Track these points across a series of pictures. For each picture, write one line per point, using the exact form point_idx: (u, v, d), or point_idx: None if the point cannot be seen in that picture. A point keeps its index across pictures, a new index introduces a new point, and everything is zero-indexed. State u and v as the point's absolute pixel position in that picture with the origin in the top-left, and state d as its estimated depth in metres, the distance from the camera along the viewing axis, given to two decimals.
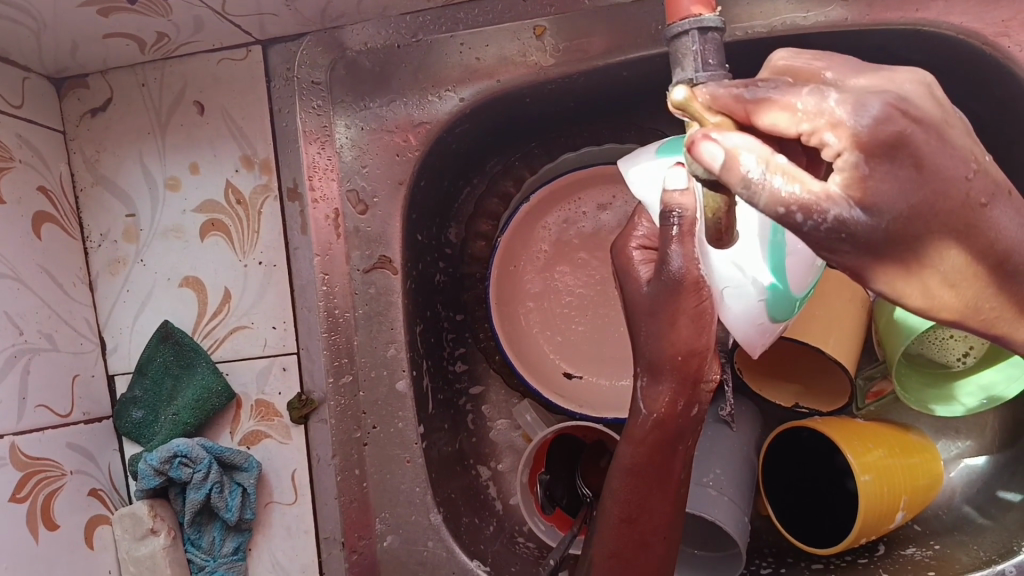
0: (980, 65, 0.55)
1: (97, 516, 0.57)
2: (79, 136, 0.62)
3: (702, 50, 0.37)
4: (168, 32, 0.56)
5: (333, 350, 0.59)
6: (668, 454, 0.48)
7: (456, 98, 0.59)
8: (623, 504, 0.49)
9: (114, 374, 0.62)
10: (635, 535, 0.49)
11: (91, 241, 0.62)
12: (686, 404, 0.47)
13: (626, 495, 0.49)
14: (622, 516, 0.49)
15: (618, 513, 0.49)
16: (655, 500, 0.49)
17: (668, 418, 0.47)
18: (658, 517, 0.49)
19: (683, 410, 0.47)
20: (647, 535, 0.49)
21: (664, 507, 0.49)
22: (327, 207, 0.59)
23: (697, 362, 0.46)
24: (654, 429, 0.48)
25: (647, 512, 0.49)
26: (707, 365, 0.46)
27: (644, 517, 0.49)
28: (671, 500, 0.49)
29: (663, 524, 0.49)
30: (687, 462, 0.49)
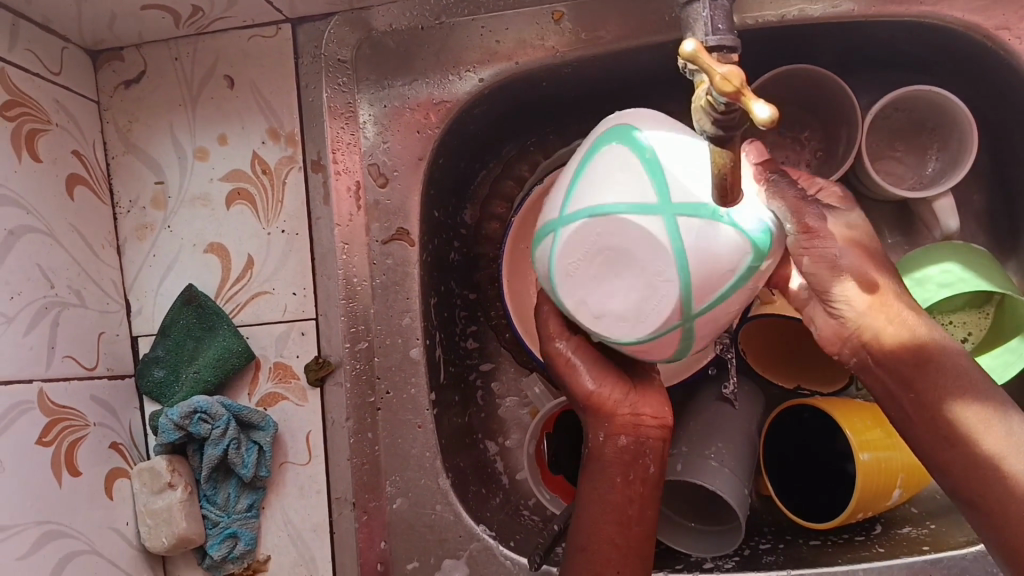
0: (981, 58, 0.58)
1: (116, 469, 0.59)
2: (113, 107, 0.65)
3: (711, 14, 0.40)
4: (203, 6, 0.59)
5: (350, 317, 0.61)
6: (606, 485, 0.53)
7: (477, 78, 0.61)
8: (582, 534, 0.53)
9: (138, 336, 0.64)
10: (594, 562, 0.51)
11: (120, 207, 0.64)
12: (607, 435, 0.54)
13: (581, 526, 0.53)
14: (579, 545, 0.53)
15: (576, 542, 0.53)
16: (603, 528, 0.52)
17: (603, 453, 0.53)
18: (611, 538, 0.52)
19: (607, 441, 0.54)
20: (601, 565, 0.51)
21: (610, 528, 0.52)
22: (349, 179, 0.61)
23: (607, 402, 0.53)
24: (596, 468, 0.54)
25: (597, 539, 0.52)
26: (616, 404, 0.53)
27: (595, 545, 0.52)
28: (620, 526, 0.52)
29: (616, 553, 0.52)
30: (634, 494, 0.53)
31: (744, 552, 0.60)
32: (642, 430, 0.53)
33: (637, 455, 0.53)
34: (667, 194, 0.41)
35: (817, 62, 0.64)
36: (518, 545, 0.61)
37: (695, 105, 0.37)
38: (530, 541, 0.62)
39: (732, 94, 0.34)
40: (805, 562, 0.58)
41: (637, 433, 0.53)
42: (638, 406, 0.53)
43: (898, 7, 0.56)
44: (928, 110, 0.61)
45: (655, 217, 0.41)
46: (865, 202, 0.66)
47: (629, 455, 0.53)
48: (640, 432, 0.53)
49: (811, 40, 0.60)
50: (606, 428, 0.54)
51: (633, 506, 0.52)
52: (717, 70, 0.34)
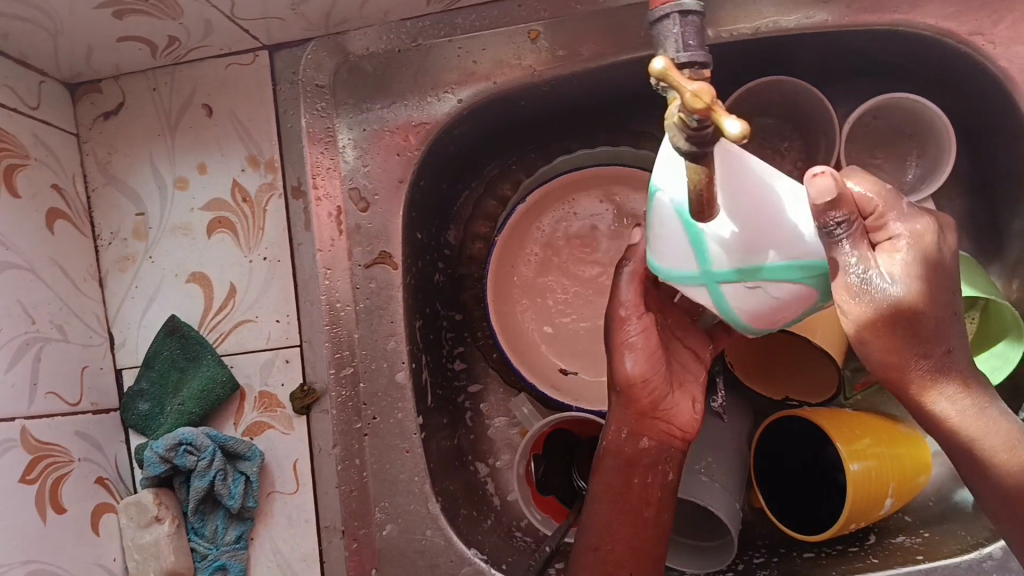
0: (956, 64, 0.58)
1: (102, 505, 0.59)
2: (91, 139, 0.64)
3: (682, 30, 0.39)
4: (180, 36, 0.59)
5: (334, 343, 0.61)
6: (622, 485, 0.54)
7: (455, 100, 0.61)
8: (594, 533, 0.55)
9: (122, 368, 0.63)
10: (602, 564, 0.54)
11: (101, 239, 0.64)
12: (630, 432, 0.54)
13: (594, 525, 0.55)
14: (592, 544, 0.55)
15: (587, 541, 0.55)
16: (616, 530, 0.54)
17: (624, 453, 0.54)
18: (623, 541, 0.54)
19: (630, 440, 0.54)
20: (612, 566, 0.54)
21: (622, 530, 0.54)
22: (331, 205, 0.61)
23: (642, 395, 0.53)
24: (615, 468, 0.55)
25: (610, 540, 0.54)
26: (653, 399, 0.53)
27: (608, 545, 0.54)
28: (632, 528, 0.54)
29: (628, 555, 0.54)
30: (650, 498, 0.54)
31: (738, 568, 0.60)
32: (668, 440, 0.54)
33: (658, 461, 0.54)
34: (707, 268, 0.40)
35: (795, 73, 0.64)
36: (511, 567, 0.61)
37: (668, 122, 0.37)
38: (523, 564, 0.61)
39: (703, 111, 0.34)
40: None
41: (665, 439, 0.54)
42: (670, 414, 0.54)
43: (872, 16, 0.56)
44: (909, 117, 0.62)
45: (700, 287, 0.41)
46: None
47: (651, 459, 0.54)
48: (662, 438, 0.54)
49: (788, 50, 0.60)
50: (637, 428, 0.54)
51: (649, 509, 0.54)
52: (687, 87, 0.34)
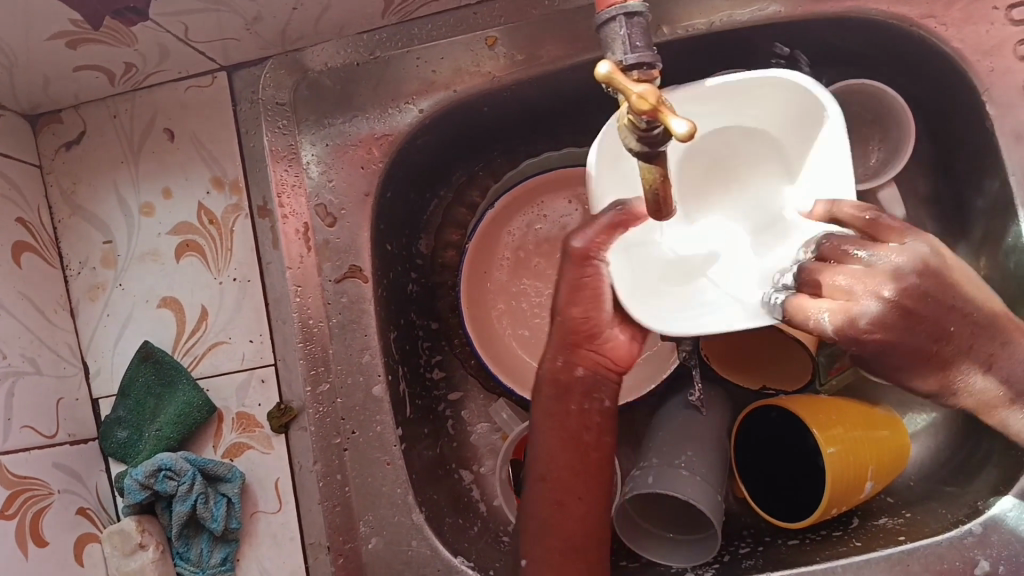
0: (912, 48, 0.58)
1: (85, 535, 0.59)
2: (55, 170, 0.64)
3: (630, 32, 0.40)
4: (136, 62, 0.58)
5: (309, 359, 0.60)
6: (562, 413, 0.55)
7: (416, 110, 0.61)
8: (541, 462, 0.55)
9: (98, 397, 0.63)
10: (552, 493, 0.55)
11: (70, 269, 0.64)
12: (568, 362, 0.55)
13: (540, 454, 0.56)
14: (541, 473, 0.55)
15: (534, 470, 0.56)
16: (561, 455, 0.55)
17: (562, 384, 0.55)
18: (570, 467, 0.55)
19: (569, 370, 0.55)
20: (562, 492, 0.55)
21: (567, 457, 0.55)
22: (297, 221, 0.61)
23: (585, 329, 0.54)
24: (556, 400, 0.55)
25: (557, 467, 0.55)
26: (593, 331, 0.54)
27: (557, 471, 0.55)
28: (576, 450, 0.55)
29: (574, 479, 0.55)
30: (590, 423, 0.56)
31: (724, 559, 0.60)
32: (602, 370, 0.55)
33: (594, 389, 0.55)
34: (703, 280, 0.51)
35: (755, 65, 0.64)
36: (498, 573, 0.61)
37: (619, 124, 0.38)
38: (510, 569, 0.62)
39: (649, 112, 0.34)
40: (786, 563, 0.57)
41: (599, 370, 0.55)
42: (614, 347, 0.54)
43: (824, 5, 0.57)
44: (872, 101, 0.62)
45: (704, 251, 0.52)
46: None
47: (587, 388, 0.55)
48: (598, 368, 0.55)
49: (744, 43, 0.60)
50: (577, 358, 0.55)
51: (590, 432, 0.56)
52: (633, 90, 0.35)
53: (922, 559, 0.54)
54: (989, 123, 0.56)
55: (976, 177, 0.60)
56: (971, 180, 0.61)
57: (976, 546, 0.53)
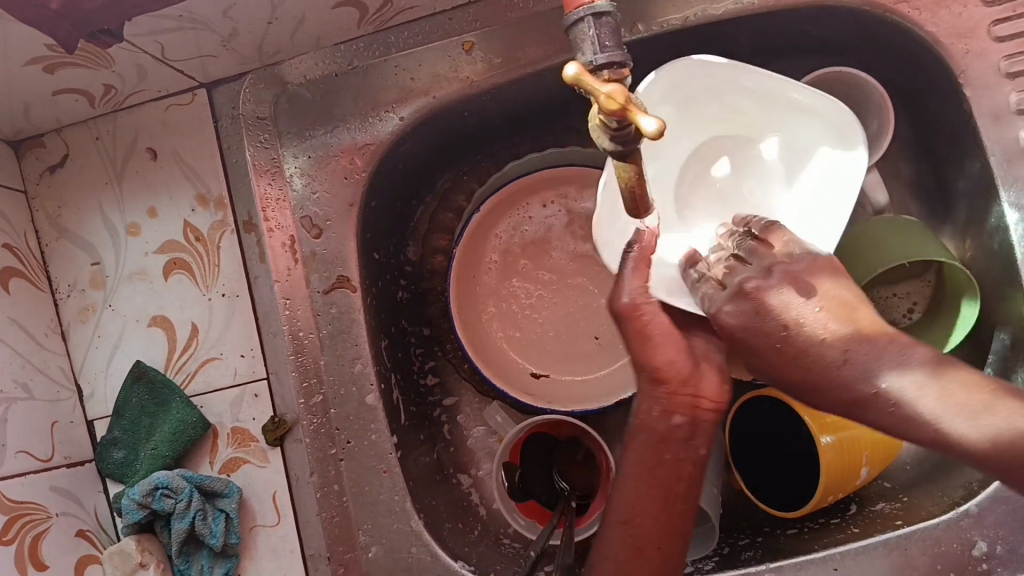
0: (887, 34, 0.58)
1: (85, 557, 0.59)
2: (40, 194, 0.65)
3: (598, 33, 0.40)
4: (115, 83, 0.59)
5: (301, 371, 0.60)
6: (653, 461, 0.48)
7: (396, 118, 0.60)
8: (623, 506, 0.49)
9: (93, 419, 0.63)
10: (631, 540, 0.48)
11: (60, 293, 0.64)
12: (662, 411, 0.47)
13: (625, 499, 0.49)
14: (622, 517, 0.48)
15: (616, 515, 0.49)
16: (645, 502, 0.48)
17: (657, 431, 0.47)
18: (654, 517, 0.48)
19: (662, 418, 0.47)
20: (641, 539, 0.48)
21: (649, 506, 0.48)
22: (283, 234, 0.61)
23: (675, 370, 0.47)
24: (643, 444, 0.48)
25: (642, 513, 0.48)
26: (676, 374, 0.47)
27: (638, 519, 0.48)
28: (660, 500, 0.48)
29: (657, 530, 0.48)
30: (683, 473, 0.48)
31: (723, 552, 0.60)
32: (700, 413, 0.47)
33: (690, 436, 0.47)
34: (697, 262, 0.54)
35: (735, 57, 0.64)
36: None
37: (591, 124, 0.38)
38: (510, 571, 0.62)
39: (617, 112, 0.35)
40: (784, 553, 0.58)
41: (696, 414, 0.47)
42: (699, 382, 0.47)
43: None
44: (849, 88, 0.62)
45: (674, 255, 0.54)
46: None
47: (685, 435, 0.47)
48: (698, 413, 0.47)
49: (721, 36, 0.60)
50: (669, 403, 0.47)
51: (680, 484, 0.48)
52: (601, 91, 0.35)
53: (920, 542, 0.54)
54: (967, 106, 0.56)
55: (957, 158, 0.60)
56: (953, 163, 0.61)
57: (972, 527, 0.53)
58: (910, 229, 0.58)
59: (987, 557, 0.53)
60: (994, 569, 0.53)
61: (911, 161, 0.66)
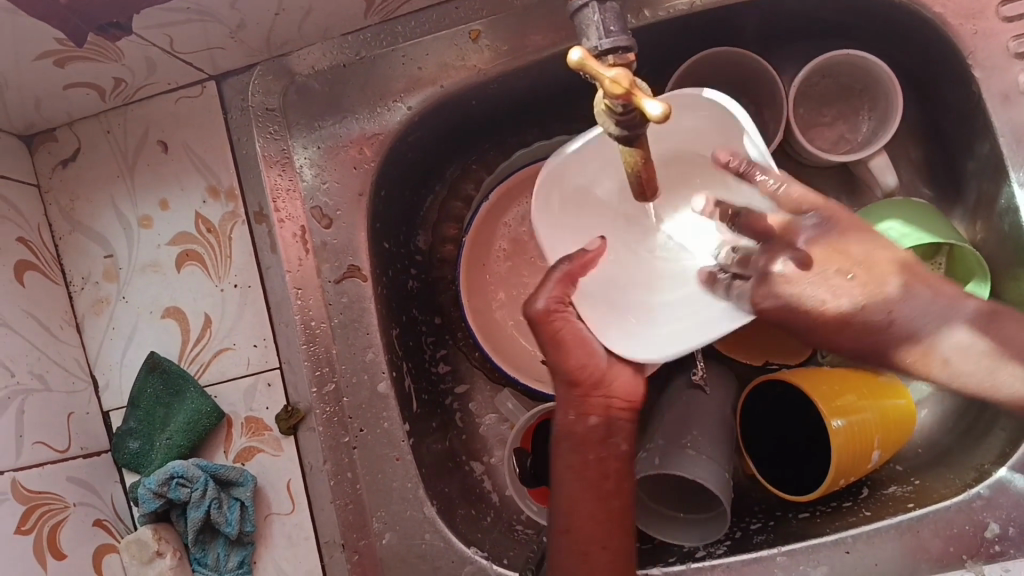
0: (896, 16, 0.58)
1: (103, 546, 0.60)
2: (53, 188, 0.65)
3: (603, 18, 0.40)
4: (125, 77, 0.59)
5: (313, 360, 0.61)
6: (581, 464, 0.54)
7: (405, 108, 0.60)
8: (564, 514, 0.54)
9: (108, 410, 0.64)
10: (577, 544, 0.53)
11: (74, 285, 0.65)
12: (577, 412, 0.54)
13: (563, 502, 0.54)
14: (563, 525, 0.54)
15: (557, 522, 0.54)
16: (582, 506, 0.53)
17: (577, 434, 0.54)
18: (592, 518, 0.53)
19: (577, 420, 0.54)
20: (584, 543, 0.53)
21: (591, 506, 0.53)
22: (293, 225, 0.61)
23: (588, 376, 0.53)
24: (570, 446, 0.54)
25: (579, 517, 0.53)
26: (594, 373, 0.53)
27: (578, 522, 0.53)
28: (601, 502, 0.53)
29: (596, 530, 0.53)
30: (609, 471, 0.54)
31: (735, 536, 0.60)
32: (613, 412, 0.54)
33: (606, 435, 0.54)
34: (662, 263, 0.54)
35: (743, 40, 0.64)
36: (512, 561, 0.61)
37: (597, 109, 0.38)
38: (523, 556, 0.62)
39: (622, 96, 0.35)
40: (796, 536, 0.58)
41: (610, 412, 0.54)
42: (612, 380, 0.54)
43: None
44: (856, 71, 0.62)
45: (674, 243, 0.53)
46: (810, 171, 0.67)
47: (602, 434, 0.54)
48: (608, 412, 0.54)
49: (728, 20, 0.60)
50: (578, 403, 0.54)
51: (610, 482, 0.54)
52: (606, 75, 0.35)
53: (933, 525, 0.54)
54: (976, 87, 0.55)
55: (967, 140, 0.60)
56: (963, 145, 0.61)
57: (984, 508, 0.53)
58: (924, 212, 0.58)
59: (1000, 538, 0.53)
60: (1007, 551, 0.53)
61: (921, 144, 0.65)
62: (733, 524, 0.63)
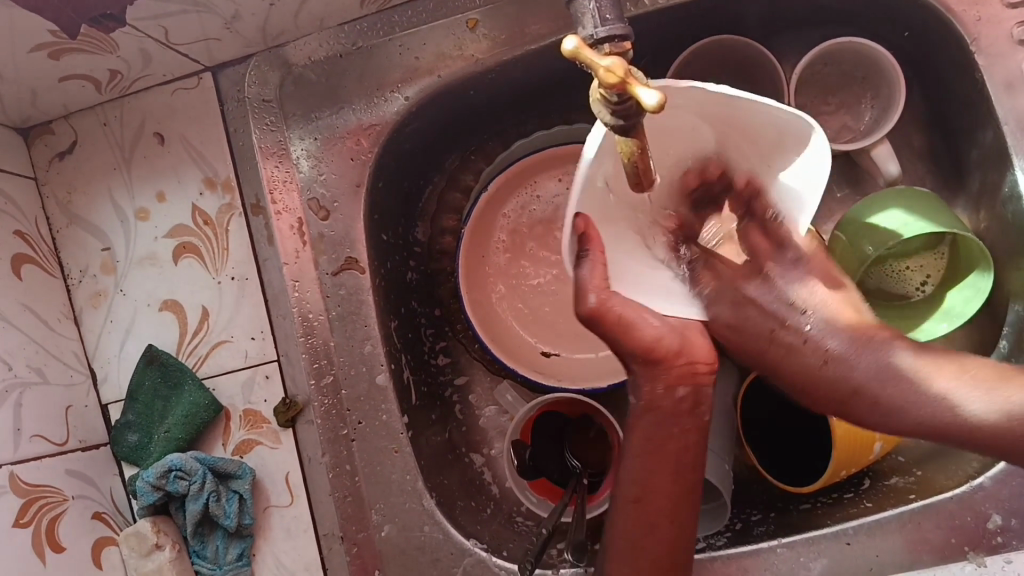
0: (898, 3, 0.57)
1: (102, 538, 0.60)
2: (49, 181, 0.65)
3: (598, 6, 0.39)
4: (120, 69, 0.59)
5: (311, 353, 0.61)
6: (660, 436, 0.51)
7: (402, 98, 0.60)
8: (631, 485, 0.52)
9: (107, 403, 0.64)
10: (643, 515, 0.51)
11: (72, 278, 0.65)
12: (667, 385, 0.51)
13: (631, 476, 0.52)
14: (632, 495, 0.52)
15: (628, 492, 0.52)
16: (657, 479, 0.51)
17: (662, 407, 0.51)
18: (666, 490, 0.51)
19: (666, 392, 0.51)
20: (653, 515, 0.51)
21: (664, 477, 0.51)
22: (291, 217, 0.61)
23: (666, 348, 0.50)
24: (656, 417, 0.51)
25: (653, 490, 0.51)
26: (666, 344, 0.50)
27: (650, 494, 0.51)
28: (671, 473, 0.51)
29: (666, 502, 0.51)
30: (690, 443, 0.51)
31: (735, 527, 0.60)
32: (700, 379, 0.51)
33: (695, 403, 0.51)
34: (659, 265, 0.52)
35: (744, 28, 0.63)
36: (512, 552, 0.61)
37: (592, 99, 0.37)
38: (523, 547, 0.61)
39: (617, 85, 0.34)
40: (797, 528, 0.57)
41: (696, 382, 0.51)
42: (690, 351, 0.51)
43: None
44: (860, 58, 0.61)
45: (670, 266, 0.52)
46: None
47: (690, 405, 0.51)
48: (696, 380, 0.51)
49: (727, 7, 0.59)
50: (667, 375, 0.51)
51: (688, 453, 0.51)
52: (600, 64, 0.35)
53: (934, 516, 0.54)
54: (979, 74, 0.55)
55: (970, 127, 0.59)
56: (966, 132, 0.60)
57: (987, 499, 0.53)
58: (927, 200, 0.57)
59: (1002, 530, 0.53)
60: (1009, 542, 0.52)
61: (924, 132, 0.65)
62: (733, 516, 0.62)
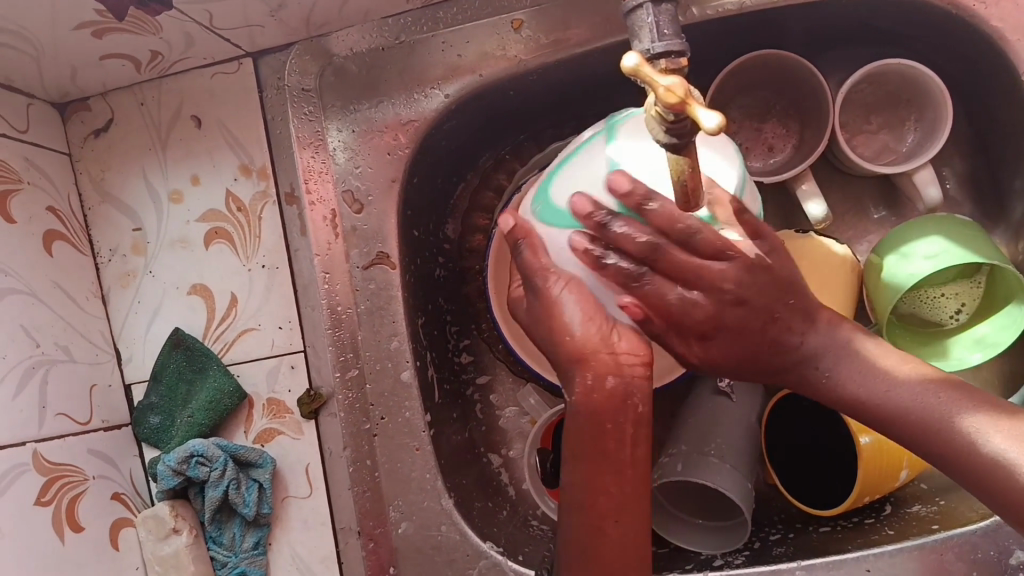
0: (949, 27, 0.56)
1: (120, 519, 0.60)
2: (84, 157, 0.65)
3: (657, 20, 0.39)
4: (162, 50, 0.58)
5: (338, 346, 0.60)
6: (596, 432, 0.46)
7: (442, 95, 0.60)
8: (576, 490, 0.47)
9: (131, 383, 0.64)
10: (595, 521, 0.46)
11: (101, 257, 0.65)
12: (612, 376, 0.46)
13: (573, 484, 0.47)
14: (579, 506, 0.46)
15: (573, 500, 0.47)
16: (604, 481, 0.46)
17: (588, 401, 0.46)
18: (612, 495, 0.46)
19: (602, 380, 0.46)
20: (601, 519, 0.46)
21: (603, 479, 0.46)
22: (325, 208, 0.60)
23: (600, 335, 0.46)
24: (590, 419, 0.46)
25: (602, 493, 0.46)
26: (597, 329, 0.46)
27: (599, 497, 0.46)
28: (627, 466, 0.46)
29: (620, 501, 0.46)
30: (630, 439, 0.46)
31: (754, 546, 0.60)
32: (626, 368, 0.46)
33: (627, 394, 0.46)
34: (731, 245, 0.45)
35: (787, 43, 0.63)
36: (527, 557, 0.60)
37: (647, 115, 0.36)
38: (539, 553, 0.61)
39: (677, 105, 0.33)
40: (815, 550, 0.57)
41: (625, 372, 0.46)
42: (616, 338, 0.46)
43: None
44: (906, 79, 0.60)
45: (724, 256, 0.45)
46: (850, 180, 0.66)
47: (619, 397, 0.46)
48: (626, 371, 0.46)
49: (777, 20, 0.58)
50: (590, 369, 0.46)
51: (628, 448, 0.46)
52: (661, 83, 0.34)
53: (956, 548, 0.53)
54: None
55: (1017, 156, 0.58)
56: (1014, 161, 0.59)
57: (1011, 534, 0.53)
58: (968, 229, 0.57)
59: None
60: None
61: (966, 158, 0.64)
62: (751, 534, 0.62)
